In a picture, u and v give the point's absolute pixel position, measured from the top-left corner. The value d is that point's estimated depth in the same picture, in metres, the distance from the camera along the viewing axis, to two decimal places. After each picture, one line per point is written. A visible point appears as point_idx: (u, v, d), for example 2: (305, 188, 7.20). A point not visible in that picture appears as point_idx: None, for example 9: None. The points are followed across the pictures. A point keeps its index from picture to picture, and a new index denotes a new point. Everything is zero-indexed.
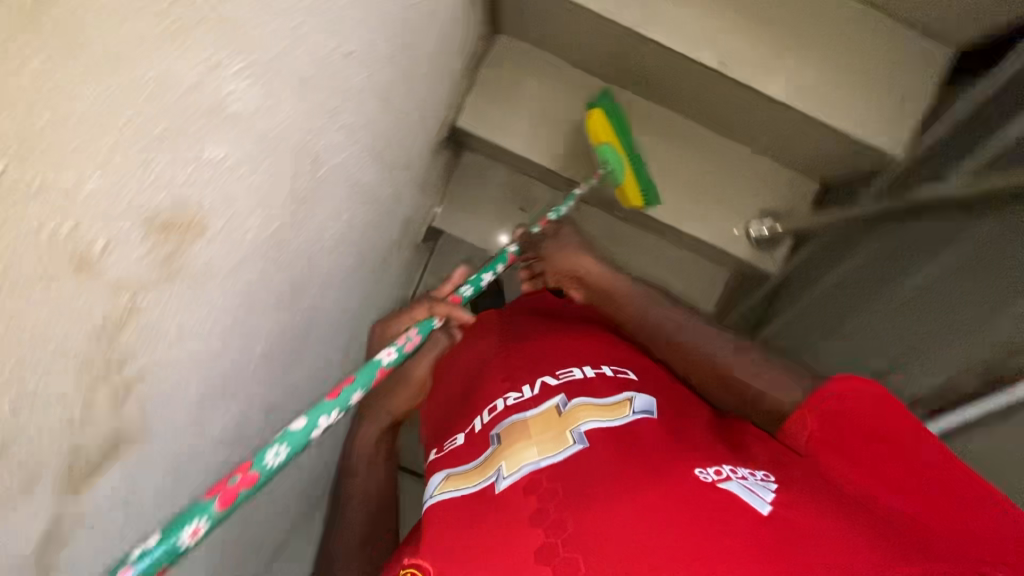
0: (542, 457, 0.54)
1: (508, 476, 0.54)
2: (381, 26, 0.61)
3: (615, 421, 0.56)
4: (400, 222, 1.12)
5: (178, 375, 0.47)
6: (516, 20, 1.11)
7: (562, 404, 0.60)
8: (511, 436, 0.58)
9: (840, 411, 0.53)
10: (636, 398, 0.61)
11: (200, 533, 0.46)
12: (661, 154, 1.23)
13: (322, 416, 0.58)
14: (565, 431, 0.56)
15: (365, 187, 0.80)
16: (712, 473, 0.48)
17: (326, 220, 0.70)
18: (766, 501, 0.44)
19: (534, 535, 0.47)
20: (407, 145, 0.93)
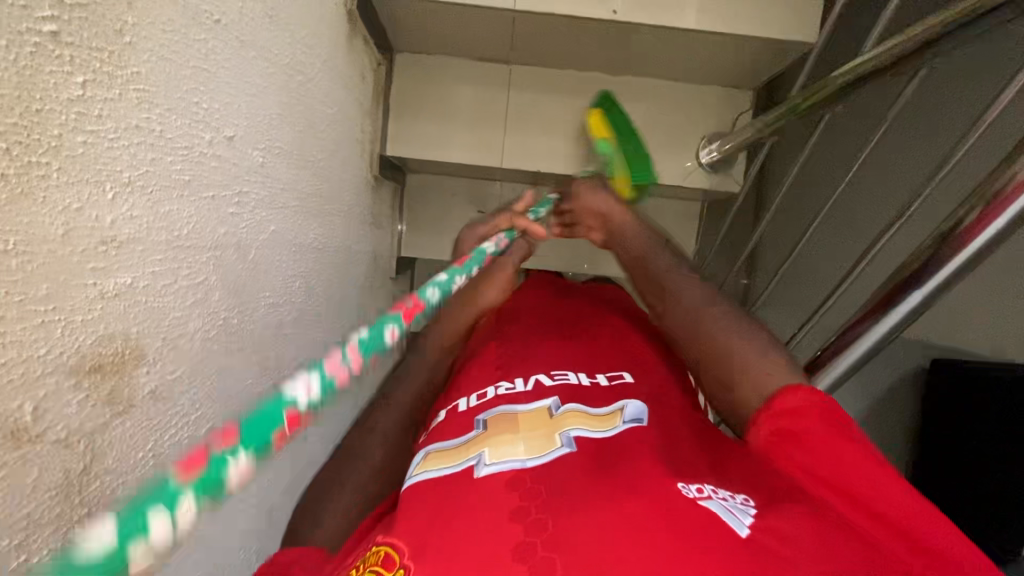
0: (528, 457, 0.49)
1: (489, 464, 0.49)
2: (262, 100, 0.61)
3: (607, 432, 0.52)
4: (364, 265, 1.12)
5: None
6: (409, 34, 1.09)
7: (554, 407, 0.56)
8: (498, 426, 0.53)
9: (796, 413, 0.47)
10: (626, 407, 0.57)
11: (395, 338, 0.40)
12: None
13: (457, 276, 0.56)
14: (554, 433, 0.52)
15: (311, 249, 0.80)
16: (694, 489, 0.43)
17: (280, 296, 0.70)
18: (744, 522, 0.40)
19: (512, 531, 0.41)
20: (341, 194, 0.93)
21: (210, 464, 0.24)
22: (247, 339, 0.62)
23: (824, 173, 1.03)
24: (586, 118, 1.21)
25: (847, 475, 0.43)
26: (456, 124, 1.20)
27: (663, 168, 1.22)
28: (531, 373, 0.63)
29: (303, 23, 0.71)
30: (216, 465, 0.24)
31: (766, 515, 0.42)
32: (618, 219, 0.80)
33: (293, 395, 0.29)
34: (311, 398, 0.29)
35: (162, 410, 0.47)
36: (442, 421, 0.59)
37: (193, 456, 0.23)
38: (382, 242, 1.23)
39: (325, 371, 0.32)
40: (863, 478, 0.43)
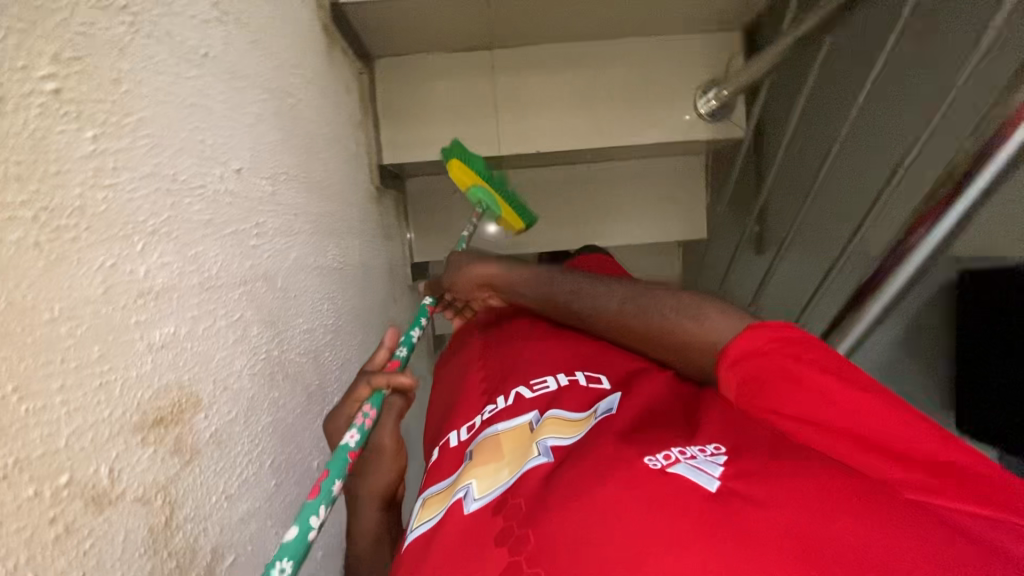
0: (512, 478, 0.51)
1: (477, 497, 0.50)
2: (260, 128, 0.60)
3: (577, 434, 0.53)
4: (383, 277, 1.11)
5: (246, 532, 0.49)
6: (385, 39, 1.07)
7: (535, 420, 0.58)
8: (481, 455, 0.55)
9: (753, 354, 0.51)
10: (600, 405, 0.57)
11: None
12: (581, 86, 1.18)
13: (313, 516, 0.52)
14: (531, 446, 0.53)
15: (332, 269, 0.80)
16: (660, 459, 0.44)
17: (312, 320, 0.70)
18: (715, 477, 0.41)
19: (498, 556, 0.42)
20: (349, 211, 0.92)
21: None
22: (290, 369, 0.62)
23: (826, 115, 1.02)
24: (576, 90, 1.18)
25: (808, 400, 0.47)
26: (447, 121, 1.18)
27: (663, 127, 1.20)
28: (512, 389, 0.65)
29: (284, 42, 0.69)
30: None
31: (736, 462, 0.42)
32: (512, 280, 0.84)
33: None
34: None
35: (226, 451, 0.47)
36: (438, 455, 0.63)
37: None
38: (395, 252, 1.23)
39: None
40: (824, 397, 0.46)
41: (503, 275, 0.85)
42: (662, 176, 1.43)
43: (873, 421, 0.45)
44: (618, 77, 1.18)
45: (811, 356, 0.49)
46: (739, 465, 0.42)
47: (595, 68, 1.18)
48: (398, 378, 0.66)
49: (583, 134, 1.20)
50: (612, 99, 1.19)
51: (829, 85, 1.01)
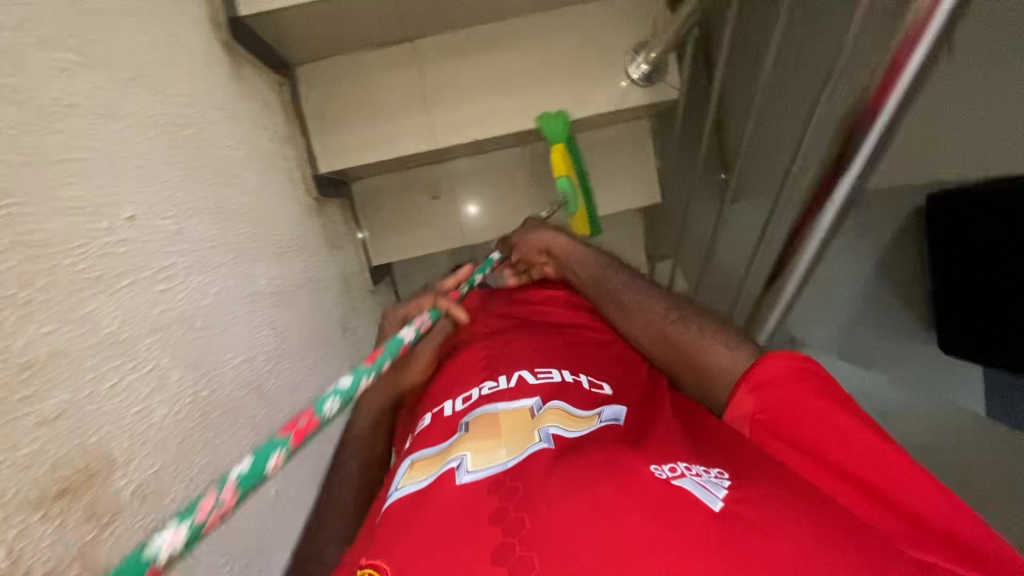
0: (510, 458, 0.57)
1: (471, 470, 0.56)
2: (152, 167, 0.58)
3: (577, 433, 0.61)
4: (337, 289, 1.11)
5: None
6: (300, 44, 1.04)
7: (535, 407, 0.64)
8: (478, 428, 0.62)
9: (772, 384, 0.60)
10: (605, 410, 0.66)
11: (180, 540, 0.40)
12: (510, 64, 1.15)
13: (276, 453, 0.48)
14: (531, 431, 0.60)
15: (269, 293, 0.79)
16: (668, 470, 0.52)
17: (249, 351, 0.70)
18: (718, 497, 0.49)
19: (491, 534, 0.48)
20: (282, 229, 0.90)
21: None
22: (226, 404, 0.62)
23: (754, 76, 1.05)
24: (505, 70, 1.16)
25: (821, 438, 0.56)
26: (375, 120, 1.15)
27: (599, 97, 1.18)
28: (514, 370, 0.70)
29: (171, 70, 0.66)
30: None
31: (740, 489, 0.50)
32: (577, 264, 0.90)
33: (152, 551, 0.39)
34: (166, 552, 0.39)
35: (153, 505, 0.47)
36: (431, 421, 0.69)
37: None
38: (347, 259, 1.22)
39: (191, 515, 0.41)
40: (832, 435, 0.56)
41: (570, 257, 0.91)
42: (609, 145, 1.41)
43: (875, 465, 0.54)
44: (546, 51, 1.15)
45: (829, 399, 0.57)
46: (743, 488, 0.50)
47: (522, 45, 1.15)
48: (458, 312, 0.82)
49: (517, 115, 1.17)
50: (543, 75, 1.16)
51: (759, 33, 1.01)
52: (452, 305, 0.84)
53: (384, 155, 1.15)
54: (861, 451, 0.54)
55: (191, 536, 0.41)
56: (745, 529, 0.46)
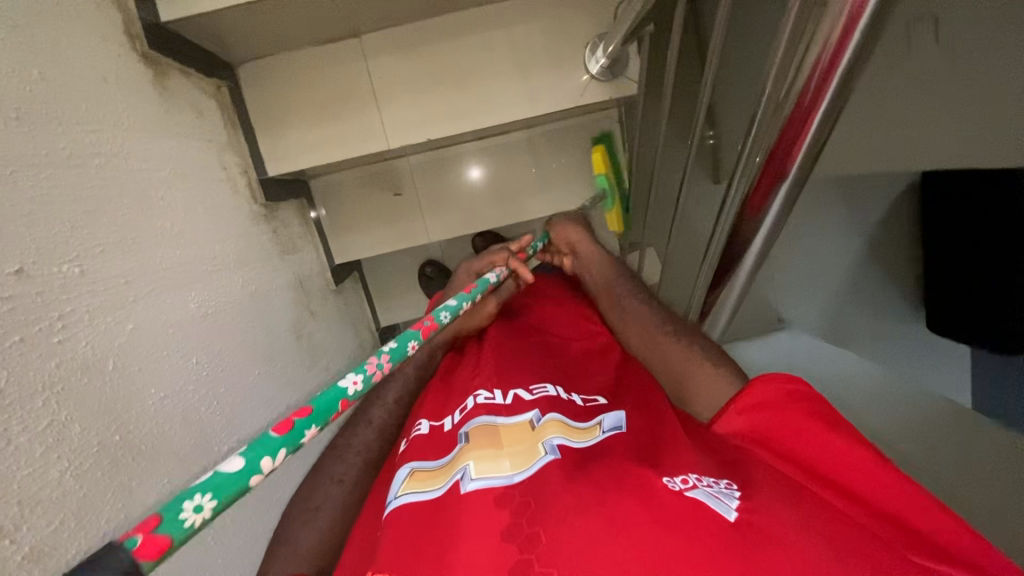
0: (513, 471, 0.59)
1: (475, 479, 0.58)
2: (46, 209, 0.56)
3: (585, 443, 0.62)
4: (291, 298, 1.10)
5: None
6: (236, 45, 1.00)
7: (536, 419, 0.65)
8: (479, 438, 0.64)
9: (763, 405, 0.63)
10: (606, 421, 0.67)
11: (360, 384, 0.55)
12: (462, 61, 1.10)
13: (413, 340, 0.67)
14: (536, 445, 0.61)
15: (201, 317, 0.78)
16: (679, 482, 0.53)
17: (173, 383, 0.69)
18: (731, 508, 0.49)
19: (508, 552, 0.49)
20: (218, 245, 0.88)
21: (169, 533, 0.35)
22: (144, 445, 0.61)
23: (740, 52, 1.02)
24: (456, 65, 1.10)
25: (821, 459, 0.58)
26: (320, 120, 1.11)
27: (556, 93, 1.12)
28: (512, 390, 0.72)
29: (71, 98, 0.63)
30: (171, 539, 0.35)
31: (750, 498, 0.51)
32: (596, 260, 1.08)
33: (345, 389, 0.53)
34: (354, 391, 0.53)
35: (50, 568, 0.48)
36: (428, 433, 0.71)
37: (140, 529, 0.34)
38: (304, 262, 1.20)
39: (364, 373, 0.56)
40: (828, 451, 0.58)
41: (589, 260, 1.09)
42: (577, 136, 1.38)
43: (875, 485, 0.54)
44: (498, 45, 1.09)
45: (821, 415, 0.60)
46: (751, 498, 0.51)
47: (472, 39, 1.10)
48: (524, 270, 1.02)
49: (468, 113, 1.13)
50: (495, 71, 1.11)
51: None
52: (519, 263, 1.03)
53: (331, 157, 1.12)
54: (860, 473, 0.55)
55: (367, 379, 0.56)
56: (760, 540, 0.46)
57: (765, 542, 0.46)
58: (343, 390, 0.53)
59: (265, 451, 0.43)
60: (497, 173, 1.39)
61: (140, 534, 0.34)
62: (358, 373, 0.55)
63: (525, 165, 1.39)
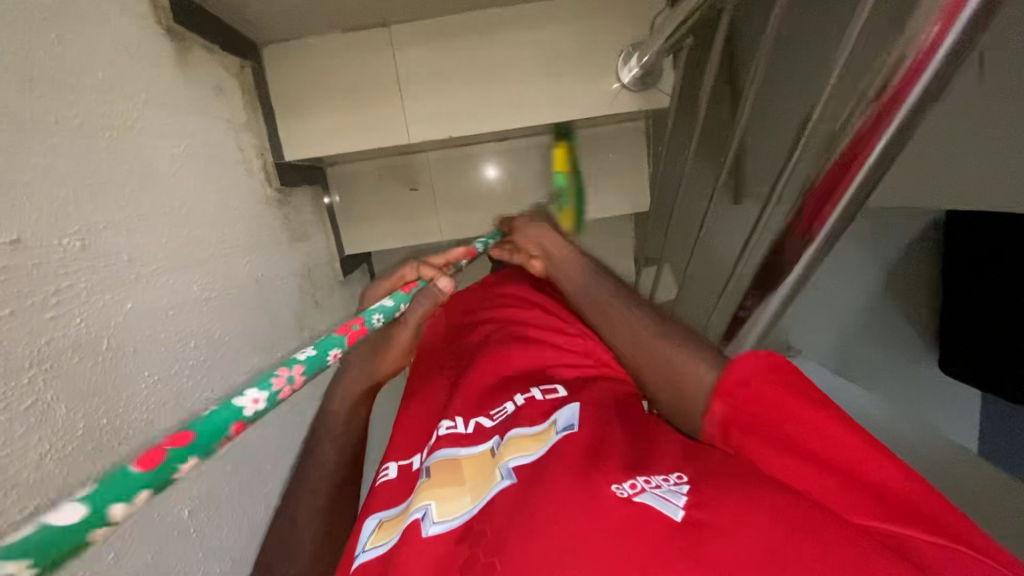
0: (474, 505, 0.59)
1: (436, 522, 0.58)
2: (51, 178, 0.54)
3: (536, 452, 0.61)
4: (296, 287, 1.07)
5: None
6: (262, 25, 0.98)
7: (495, 446, 0.66)
8: (441, 478, 0.63)
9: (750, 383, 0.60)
10: (560, 418, 0.66)
11: (263, 400, 0.45)
12: (491, 59, 1.07)
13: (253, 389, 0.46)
14: (493, 470, 0.61)
15: (202, 299, 0.76)
16: (628, 487, 0.51)
17: (169, 367, 0.66)
18: (678, 507, 0.48)
19: None
20: (228, 229, 0.86)
21: (164, 459, 0.37)
22: (133, 430, 0.59)
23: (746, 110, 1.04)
24: (486, 63, 1.08)
25: (820, 446, 0.54)
26: (342, 109, 1.08)
27: (585, 98, 1.09)
28: (472, 417, 0.72)
29: (87, 65, 0.61)
30: None
31: (698, 491, 0.50)
32: (568, 273, 0.93)
33: (240, 407, 0.43)
34: (253, 409, 0.44)
35: None
36: (394, 476, 0.68)
37: (149, 459, 0.36)
38: (313, 252, 1.18)
39: (269, 389, 0.47)
40: (825, 440, 0.53)
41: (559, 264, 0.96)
42: (601, 145, 1.34)
43: (841, 453, 0.52)
44: (530, 45, 1.07)
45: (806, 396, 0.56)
46: (702, 494, 0.49)
47: (504, 37, 1.07)
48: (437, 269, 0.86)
49: (492, 113, 1.10)
50: (524, 71, 1.08)
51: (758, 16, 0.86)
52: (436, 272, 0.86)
53: (350, 145, 1.09)
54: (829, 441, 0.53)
55: (269, 400, 0.46)
56: (711, 536, 0.44)
57: (718, 540, 0.44)
58: (240, 407, 0.43)
59: (121, 491, 0.34)
60: (517, 175, 1.36)
61: (133, 466, 0.36)
62: (261, 391, 0.46)
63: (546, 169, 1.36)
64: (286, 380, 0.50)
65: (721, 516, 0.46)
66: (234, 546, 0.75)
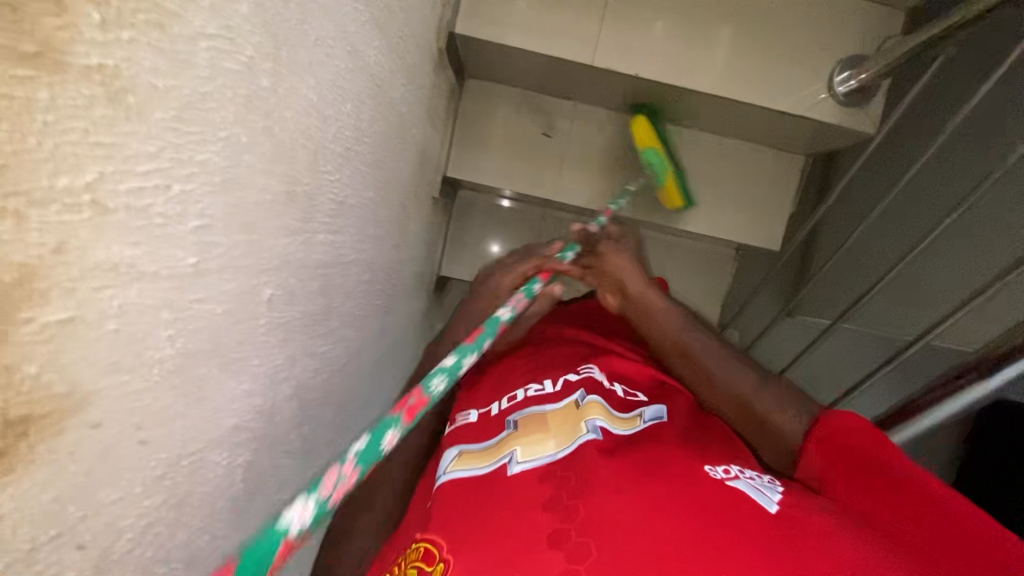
0: (558, 451, 0.50)
1: (522, 462, 0.50)
2: None
3: (627, 430, 0.53)
4: (414, 162, 0.92)
5: (136, 310, 0.29)
6: None
7: (580, 398, 0.55)
8: (527, 422, 0.54)
9: (824, 434, 0.50)
10: (648, 409, 0.57)
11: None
12: (702, 15, 1.01)
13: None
14: (577, 422, 0.52)
15: (372, 73, 0.60)
16: (721, 470, 0.47)
17: (327, 106, 0.49)
18: (773, 500, 0.44)
19: (545, 521, 0.43)
20: (408, 32, 0.70)
21: None
22: (281, 127, 0.41)
23: (880, 242, 0.95)
24: (705, 15, 1.01)
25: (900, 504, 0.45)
26: (540, 4, 1.00)
27: (783, 90, 1.02)
28: (560, 373, 0.60)
29: None
30: None
31: (792, 493, 0.46)
32: (648, 300, 0.73)
33: None
34: None
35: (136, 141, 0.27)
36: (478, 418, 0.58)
37: None
38: (434, 141, 1.03)
39: None
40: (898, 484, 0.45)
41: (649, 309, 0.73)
42: (751, 166, 1.24)
43: (901, 492, 0.45)
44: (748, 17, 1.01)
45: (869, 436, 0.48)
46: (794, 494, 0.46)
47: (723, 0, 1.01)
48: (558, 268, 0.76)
49: (682, 65, 1.01)
50: (730, 41, 1.01)
51: (865, 210, 1.02)
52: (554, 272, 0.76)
53: (527, 43, 1.01)
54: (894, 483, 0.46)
55: None
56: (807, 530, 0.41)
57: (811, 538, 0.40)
58: None
59: None
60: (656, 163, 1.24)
61: None
62: None
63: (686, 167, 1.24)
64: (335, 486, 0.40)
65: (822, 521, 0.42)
66: (282, 383, 0.52)
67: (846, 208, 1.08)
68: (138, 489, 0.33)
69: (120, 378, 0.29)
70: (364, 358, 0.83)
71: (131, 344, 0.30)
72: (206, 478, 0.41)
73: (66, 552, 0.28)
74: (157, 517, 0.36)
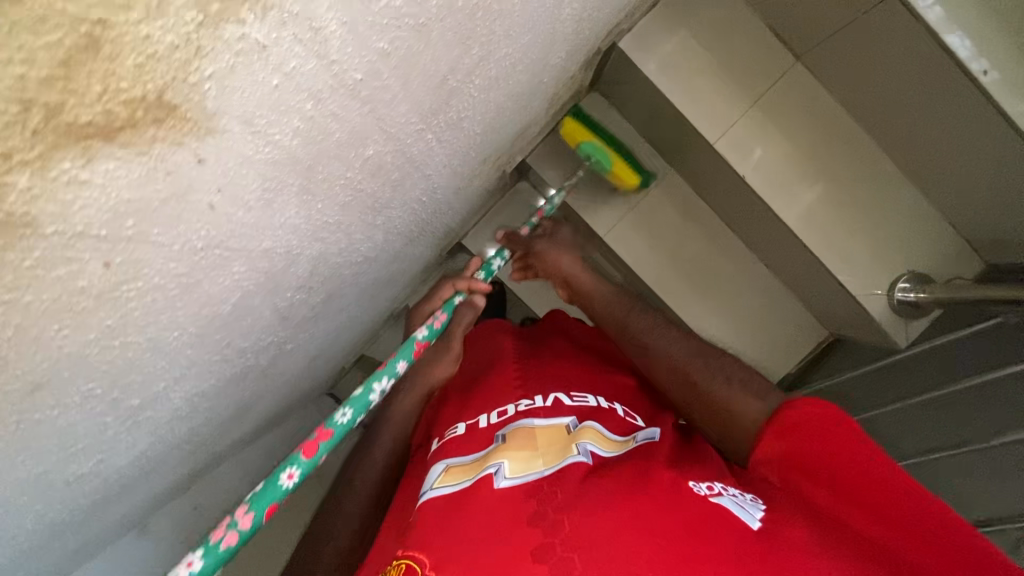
0: (545, 469, 0.55)
1: (509, 477, 0.54)
2: None
3: (612, 454, 0.58)
4: (518, 130, 0.92)
5: (300, 85, 0.28)
6: None
7: (573, 423, 0.61)
8: (517, 438, 0.59)
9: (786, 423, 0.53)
10: (640, 431, 0.63)
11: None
12: (823, 162, 1.05)
13: None
14: (570, 443, 0.58)
15: (556, 26, 0.59)
16: (705, 487, 0.51)
17: (515, 26, 0.48)
18: (755, 518, 0.48)
19: (530, 535, 0.47)
20: (595, 13, 0.71)
21: None
22: (481, 12, 0.40)
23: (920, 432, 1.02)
24: (823, 163, 1.05)
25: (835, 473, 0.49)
26: (701, 72, 1.04)
27: (852, 264, 1.05)
28: (552, 393, 0.67)
29: None
30: None
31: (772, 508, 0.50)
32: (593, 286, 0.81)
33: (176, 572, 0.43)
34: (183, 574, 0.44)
35: None
36: (465, 431, 0.64)
37: None
38: (539, 122, 1.03)
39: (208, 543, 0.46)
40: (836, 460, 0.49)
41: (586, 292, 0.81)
42: (778, 312, 1.28)
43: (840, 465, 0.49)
44: (857, 188, 1.05)
45: (823, 429, 0.51)
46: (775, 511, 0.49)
47: (847, 161, 1.05)
48: (476, 287, 0.81)
49: (782, 189, 1.05)
50: (832, 198, 1.05)
51: (901, 380, 1.07)
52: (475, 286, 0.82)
53: (673, 95, 1.04)
54: (861, 476, 0.48)
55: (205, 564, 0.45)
56: (785, 549, 0.45)
57: (782, 546, 0.45)
58: None
59: None
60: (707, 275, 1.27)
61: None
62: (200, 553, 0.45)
63: (727, 280, 1.27)
64: (226, 527, 0.47)
65: (796, 540, 0.46)
66: (316, 241, 0.50)
67: (876, 379, 1.13)
68: (177, 247, 0.31)
69: (237, 142, 0.28)
70: (372, 268, 0.81)
71: (272, 107, 0.28)
72: (218, 281, 0.39)
73: (93, 261, 0.26)
74: (163, 286, 0.33)
